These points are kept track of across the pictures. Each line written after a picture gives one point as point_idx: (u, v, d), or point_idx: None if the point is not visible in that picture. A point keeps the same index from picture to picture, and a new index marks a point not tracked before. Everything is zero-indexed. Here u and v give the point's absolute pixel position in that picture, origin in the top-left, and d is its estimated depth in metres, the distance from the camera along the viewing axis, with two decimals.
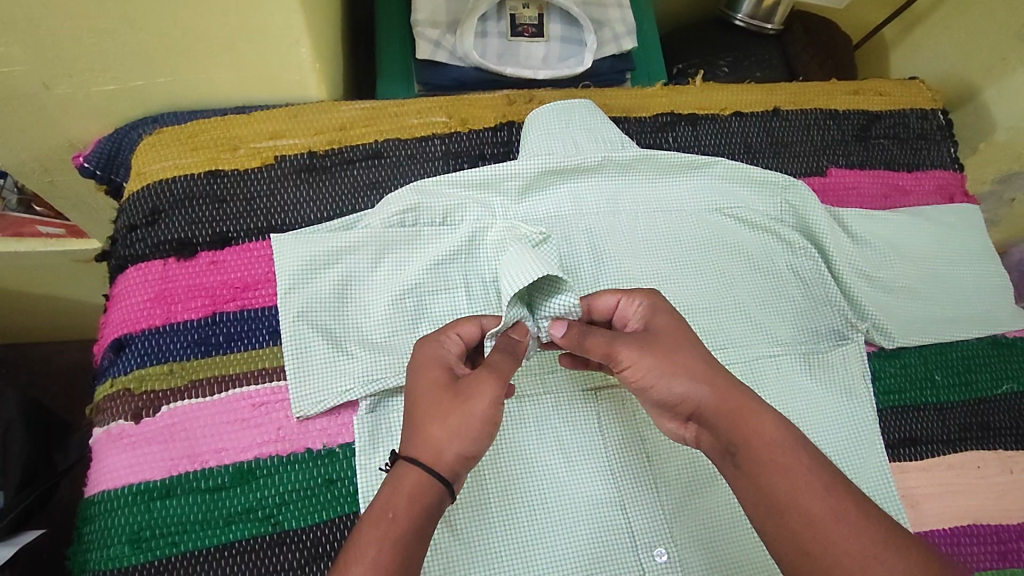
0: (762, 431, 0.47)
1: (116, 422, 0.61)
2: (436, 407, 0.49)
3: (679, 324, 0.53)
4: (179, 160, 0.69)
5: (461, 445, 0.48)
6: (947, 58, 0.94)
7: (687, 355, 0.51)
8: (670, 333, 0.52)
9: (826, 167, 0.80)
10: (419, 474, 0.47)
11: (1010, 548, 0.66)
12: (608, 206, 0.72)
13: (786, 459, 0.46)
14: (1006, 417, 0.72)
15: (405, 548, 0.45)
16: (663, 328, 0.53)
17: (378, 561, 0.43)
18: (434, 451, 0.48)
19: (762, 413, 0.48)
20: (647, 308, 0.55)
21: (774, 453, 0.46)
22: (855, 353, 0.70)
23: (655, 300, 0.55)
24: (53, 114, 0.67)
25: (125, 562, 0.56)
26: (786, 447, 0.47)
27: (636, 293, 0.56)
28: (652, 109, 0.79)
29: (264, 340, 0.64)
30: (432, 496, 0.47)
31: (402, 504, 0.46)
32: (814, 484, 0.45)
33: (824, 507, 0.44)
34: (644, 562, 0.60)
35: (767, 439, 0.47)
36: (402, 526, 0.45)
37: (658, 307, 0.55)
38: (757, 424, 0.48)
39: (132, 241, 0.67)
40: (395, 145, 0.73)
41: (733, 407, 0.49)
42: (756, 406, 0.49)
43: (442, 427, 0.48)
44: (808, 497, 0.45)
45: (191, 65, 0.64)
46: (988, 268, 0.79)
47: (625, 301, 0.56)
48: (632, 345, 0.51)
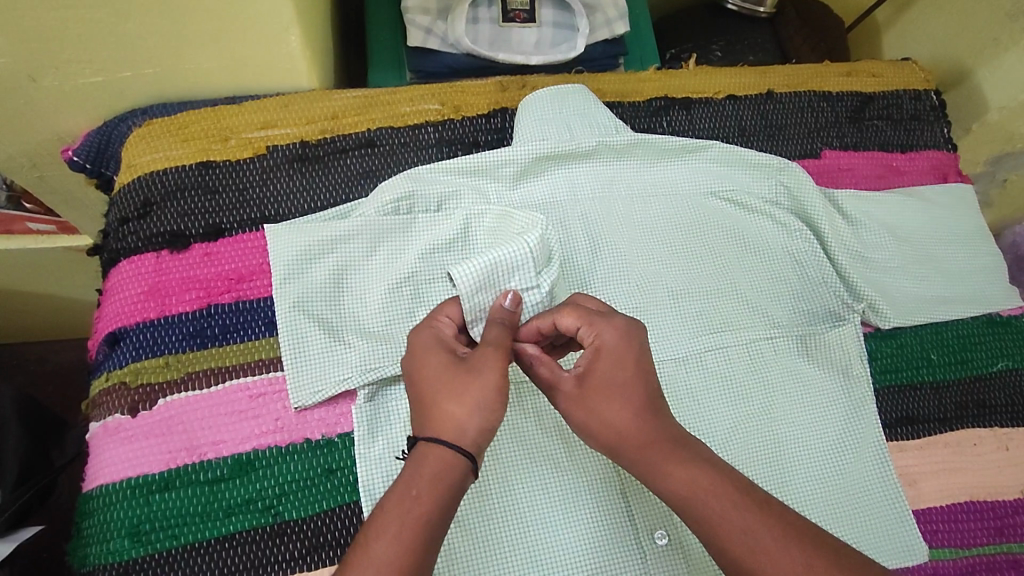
0: (677, 485, 0.48)
1: (112, 416, 0.60)
2: (457, 384, 0.48)
3: (617, 362, 0.50)
4: (170, 151, 0.68)
5: (483, 420, 0.48)
6: (938, 38, 0.94)
7: (610, 402, 0.50)
8: (608, 378, 0.50)
9: (820, 148, 0.80)
10: (443, 452, 0.47)
11: (1006, 523, 0.67)
12: (603, 190, 0.72)
13: (705, 510, 0.47)
14: (1002, 394, 0.72)
15: (427, 525, 0.45)
16: (599, 375, 0.50)
17: (400, 538, 0.44)
18: (459, 429, 0.47)
19: (682, 465, 0.48)
20: (594, 347, 0.51)
21: (695, 504, 0.47)
22: (851, 334, 0.70)
23: (607, 332, 0.51)
24: (40, 107, 0.66)
25: (125, 555, 0.56)
26: (704, 497, 0.47)
27: (593, 326, 0.51)
28: (645, 93, 0.79)
29: (260, 331, 0.64)
30: (457, 473, 0.46)
31: (426, 482, 0.46)
32: (738, 529, 0.46)
33: (752, 549, 0.45)
34: (645, 546, 0.60)
35: (682, 494, 0.48)
36: (427, 503, 0.45)
37: (606, 349, 0.50)
38: (671, 481, 0.48)
39: (124, 234, 0.66)
40: (388, 133, 0.73)
41: (648, 461, 0.49)
42: (671, 456, 0.48)
43: (460, 404, 0.48)
44: (734, 543, 0.46)
45: (180, 55, 0.64)
46: (983, 247, 0.79)
47: (584, 330, 0.51)
48: (568, 397, 0.51)
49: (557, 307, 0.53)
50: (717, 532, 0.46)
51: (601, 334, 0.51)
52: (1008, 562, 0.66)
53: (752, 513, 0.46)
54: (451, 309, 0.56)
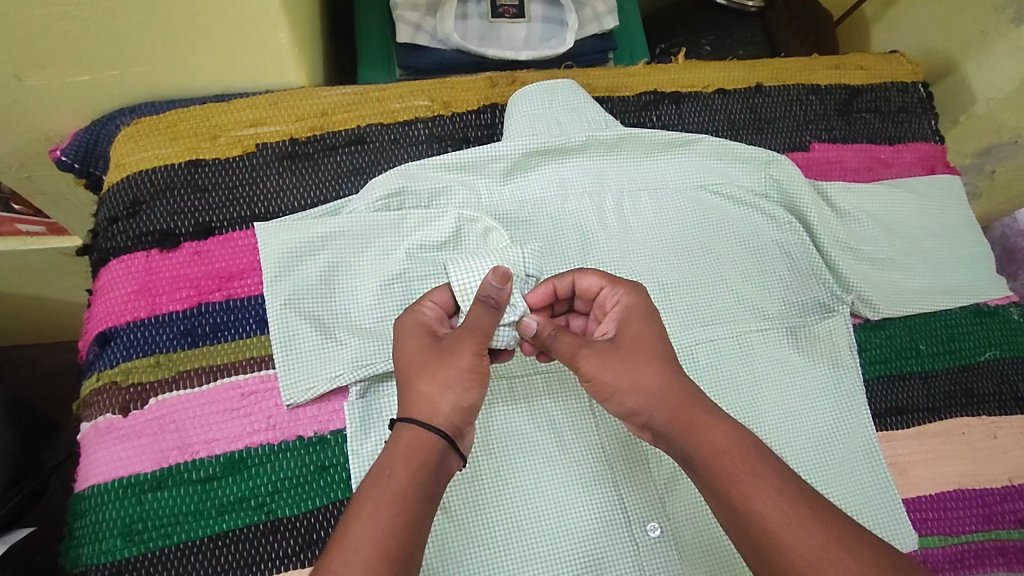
0: (710, 441, 0.49)
1: (104, 416, 0.60)
2: (424, 366, 0.50)
3: (651, 329, 0.54)
4: (158, 150, 0.68)
5: (456, 396, 0.50)
6: (926, 31, 0.95)
7: (646, 362, 0.51)
8: (637, 337, 0.53)
9: (809, 141, 0.81)
10: (414, 430, 0.48)
11: (994, 510, 0.68)
12: (593, 184, 0.72)
13: (733, 466, 0.47)
14: (990, 383, 0.73)
15: (406, 501, 0.45)
16: (633, 333, 0.53)
17: (376, 515, 0.44)
18: (430, 408, 0.49)
19: (715, 424, 0.50)
20: (621, 308, 0.55)
21: (724, 464, 0.48)
22: (841, 325, 0.70)
23: (630, 296, 0.55)
24: (27, 107, 0.65)
25: (118, 555, 0.56)
26: (735, 455, 0.48)
27: (620, 287, 0.56)
28: (635, 88, 0.79)
29: (251, 330, 0.64)
30: (429, 450, 0.48)
31: (398, 461, 0.47)
32: (766, 488, 0.46)
33: (778, 509, 0.45)
34: (638, 538, 0.60)
35: (715, 452, 0.48)
36: (400, 479, 0.46)
37: (633, 309, 0.55)
38: (705, 437, 0.49)
39: (113, 233, 0.66)
40: (378, 129, 0.73)
41: (683, 421, 0.50)
42: (705, 416, 0.50)
43: (433, 382, 0.50)
44: (761, 501, 0.46)
45: (166, 54, 0.63)
46: (970, 238, 0.79)
47: (608, 291, 0.56)
48: (596, 356, 0.52)
49: (578, 271, 0.57)
50: (745, 489, 0.46)
51: (624, 297, 0.55)
52: (996, 549, 0.66)
53: (779, 473, 0.47)
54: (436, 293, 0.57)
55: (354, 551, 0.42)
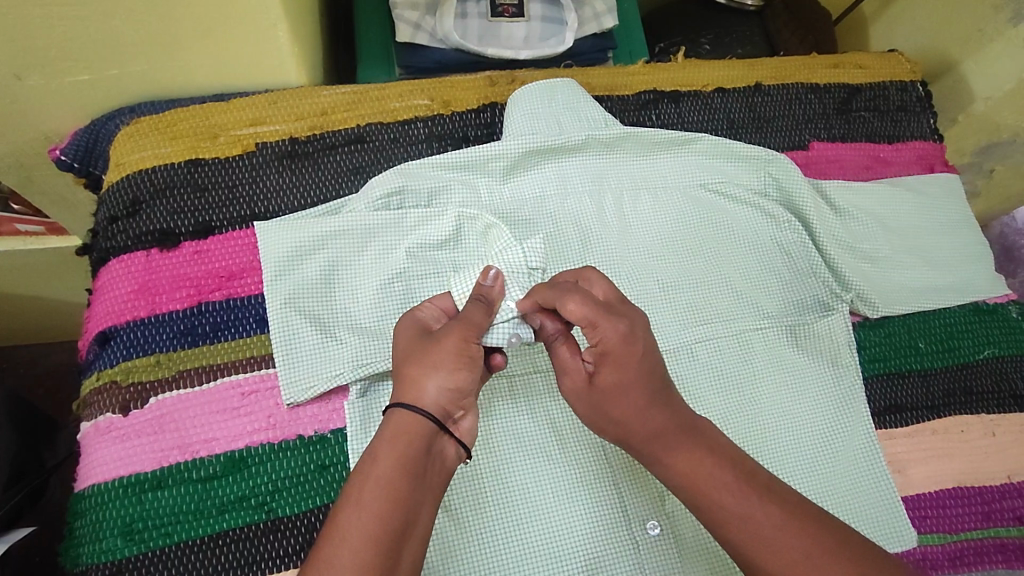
0: (682, 471, 0.49)
1: (103, 416, 0.60)
2: (413, 353, 0.50)
3: (630, 367, 0.49)
4: (158, 149, 0.68)
5: (444, 378, 0.49)
6: (924, 30, 0.95)
7: (620, 400, 0.50)
8: (614, 383, 0.50)
9: (808, 140, 0.81)
10: (401, 416, 0.48)
11: (994, 508, 0.68)
12: (592, 183, 0.72)
13: (706, 493, 0.48)
14: (989, 381, 0.73)
15: (394, 486, 0.45)
16: (609, 378, 0.50)
17: (364, 502, 0.44)
18: (416, 392, 0.49)
19: (688, 453, 0.49)
20: (599, 351, 0.50)
21: (698, 490, 0.49)
22: (840, 323, 0.71)
23: (611, 335, 0.49)
24: (27, 106, 0.65)
25: (118, 554, 0.56)
26: (707, 483, 0.48)
27: (601, 327, 0.49)
28: (634, 87, 0.79)
29: (250, 329, 0.64)
30: (417, 435, 0.47)
31: (386, 447, 0.47)
32: (739, 515, 0.47)
33: (750, 534, 0.46)
34: (638, 537, 0.60)
35: (688, 481, 0.49)
36: (387, 465, 0.46)
37: (612, 351, 0.49)
38: (677, 466, 0.49)
39: (113, 232, 0.66)
40: (377, 128, 0.73)
41: (657, 452, 0.50)
42: (678, 444, 0.49)
43: (419, 367, 0.49)
44: (734, 525, 0.47)
45: (165, 53, 0.63)
46: (969, 236, 0.80)
47: (588, 331, 0.50)
48: (574, 389, 0.53)
49: (561, 296, 0.51)
50: (720, 515, 0.48)
51: (604, 338, 0.49)
52: (994, 546, 0.67)
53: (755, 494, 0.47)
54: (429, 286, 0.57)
55: (342, 539, 0.43)
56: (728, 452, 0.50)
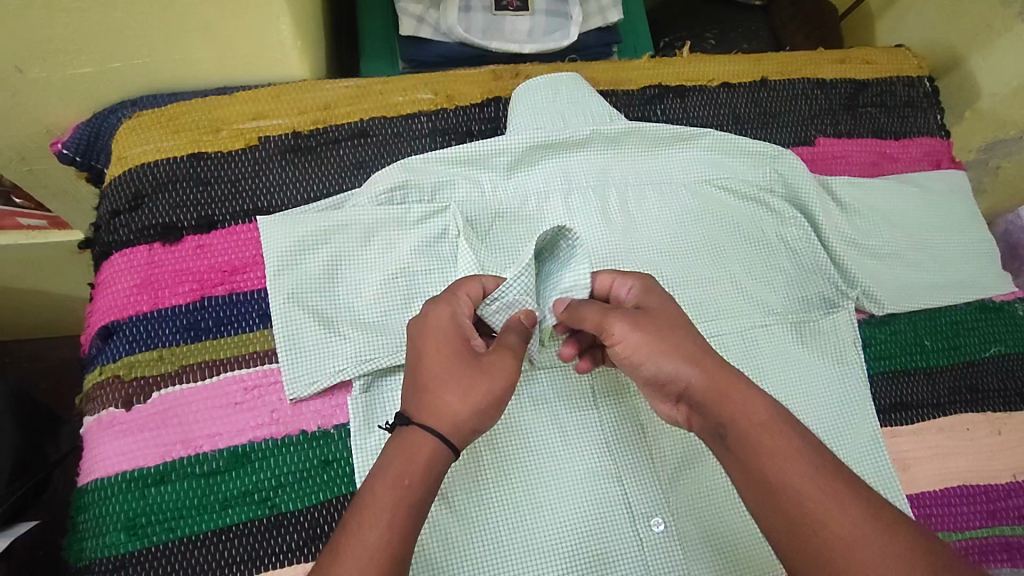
0: (747, 413, 0.48)
1: (106, 410, 0.60)
2: (460, 378, 0.50)
3: (674, 308, 0.54)
4: (161, 143, 0.68)
5: (477, 419, 0.50)
6: (931, 25, 0.94)
7: (677, 337, 0.52)
8: (663, 314, 0.53)
9: (814, 136, 0.80)
10: (435, 443, 0.48)
11: (998, 506, 0.68)
12: (597, 178, 0.72)
13: (765, 437, 0.47)
14: (995, 379, 0.73)
15: (418, 511, 0.46)
16: (655, 307, 0.54)
17: (392, 525, 0.44)
18: (453, 421, 0.49)
19: (749, 396, 0.49)
20: (640, 289, 0.56)
21: (760, 433, 0.47)
22: (845, 320, 0.70)
23: (644, 282, 0.57)
24: (28, 99, 0.65)
25: (121, 549, 0.56)
26: (769, 429, 0.48)
27: (636, 275, 0.57)
28: (640, 81, 0.79)
29: (253, 324, 0.63)
30: (443, 464, 0.48)
31: (417, 470, 0.47)
32: (797, 462, 0.46)
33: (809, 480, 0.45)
34: (642, 533, 0.60)
35: (751, 424, 0.48)
36: (418, 492, 0.46)
37: (651, 291, 0.56)
38: (741, 408, 0.48)
39: (116, 227, 0.65)
40: (381, 123, 0.72)
41: (720, 393, 0.49)
42: (739, 390, 0.49)
43: (464, 400, 0.49)
44: (791, 473, 0.45)
45: (168, 45, 0.63)
46: (976, 234, 0.79)
47: (620, 280, 0.57)
48: (626, 319, 0.52)
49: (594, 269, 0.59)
50: (773, 464, 0.46)
51: (640, 283, 0.57)
52: (1000, 545, 0.66)
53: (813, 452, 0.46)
54: (471, 288, 0.56)
55: (367, 559, 0.43)
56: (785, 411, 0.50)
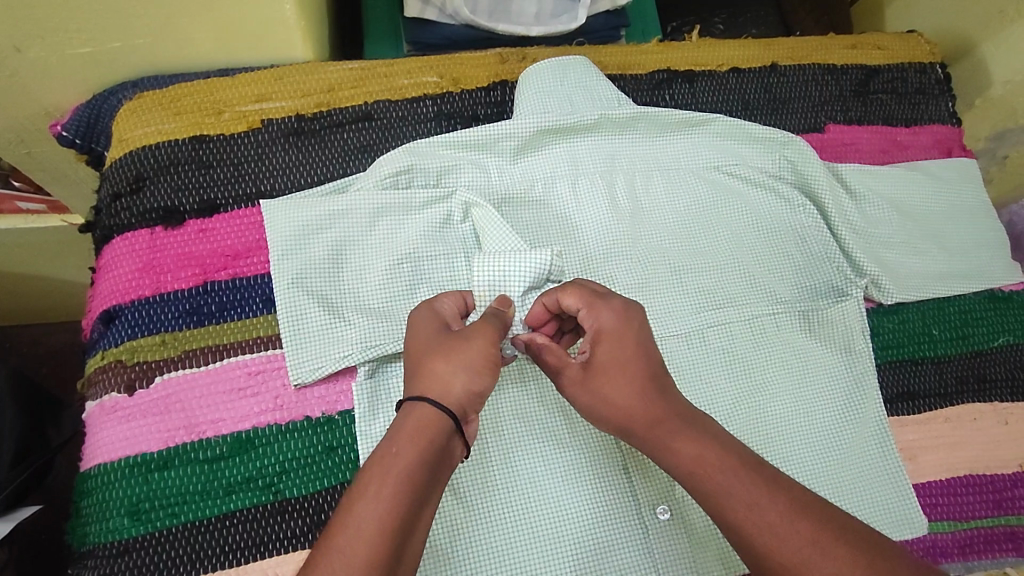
0: (684, 459, 0.47)
1: (109, 395, 0.60)
2: (443, 347, 0.49)
3: (625, 345, 0.50)
4: (162, 125, 0.67)
5: (467, 379, 0.48)
6: (941, 11, 0.92)
7: (619, 381, 0.50)
8: (611, 360, 0.50)
9: (824, 122, 0.79)
10: (427, 412, 0.46)
11: (1004, 496, 0.67)
12: (604, 165, 0.71)
13: (709, 481, 0.46)
14: (1004, 369, 0.72)
15: (414, 480, 0.44)
16: (605, 357, 0.50)
17: (382, 496, 0.42)
18: (444, 388, 0.47)
19: (688, 434, 0.48)
20: (595, 330, 0.52)
21: (700, 477, 0.46)
22: (854, 309, 0.70)
23: (605, 315, 0.52)
24: (28, 80, 0.64)
25: (124, 534, 0.56)
26: (714, 466, 0.46)
27: (596, 310, 0.52)
28: (648, 66, 0.78)
29: (257, 309, 0.63)
30: (441, 431, 0.46)
31: (405, 440, 0.45)
32: (742, 505, 0.45)
33: (756, 522, 0.44)
34: (647, 522, 0.60)
35: (688, 470, 0.47)
36: (408, 461, 0.44)
37: (607, 330, 0.51)
38: (679, 452, 0.47)
39: (117, 210, 0.64)
40: (385, 106, 0.71)
41: (658, 437, 0.48)
42: (678, 430, 0.48)
43: (449, 364, 0.48)
44: (741, 515, 0.44)
45: (168, 24, 0.61)
46: (987, 223, 0.78)
47: (585, 314, 0.52)
48: (573, 380, 0.52)
49: (559, 287, 0.54)
50: (721, 506, 0.45)
51: (601, 317, 0.52)
52: (1005, 535, 0.66)
53: (760, 484, 0.45)
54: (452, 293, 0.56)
55: (359, 532, 0.41)
56: (729, 440, 0.48)
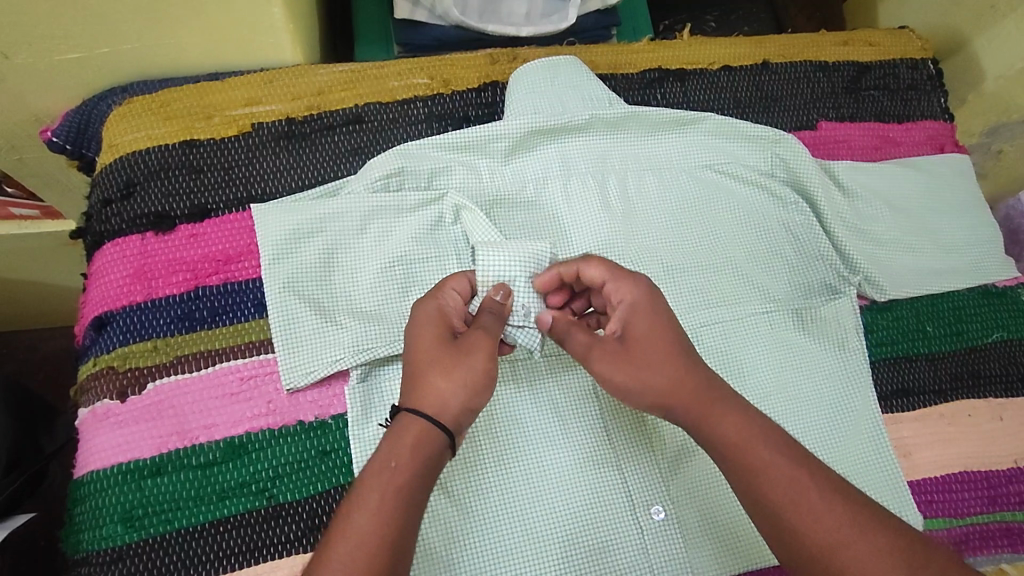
0: (728, 432, 0.48)
1: (101, 402, 0.59)
2: (442, 360, 0.50)
3: (659, 318, 0.53)
4: (151, 130, 0.66)
5: (464, 398, 0.49)
6: (932, 6, 0.92)
7: (660, 356, 0.51)
8: (648, 337, 0.52)
9: (816, 120, 0.79)
10: (424, 425, 0.47)
11: (999, 492, 0.67)
12: (596, 165, 0.70)
13: (751, 454, 0.47)
14: (997, 365, 0.72)
15: (410, 492, 0.45)
16: (641, 330, 0.52)
17: (381, 507, 0.44)
18: (441, 403, 0.49)
19: (731, 410, 0.49)
20: (626, 305, 0.54)
21: (742, 452, 0.48)
22: (847, 306, 0.70)
23: (635, 289, 0.54)
24: (16, 86, 0.64)
25: (117, 541, 0.56)
26: (754, 440, 0.48)
27: (627, 285, 0.54)
28: (639, 65, 0.78)
29: (249, 313, 0.63)
30: (435, 444, 0.47)
31: (404, 453, 0.46)
32: (783, 478, 0.46)
33: (797, 497, 0.45)
34: (642, 522, 0.60)
35: (732, 442, 0.48)
36: (405, 473, 0.45)
37: (640, 305, 0.53)
38: (723, 424, 0.49)
39: (107, 216, 0.64)
40: (375, 108, 0.71)
41: (700, 410, 0.50)
42: (721, 404, 0.50)
43: (448, 379, 0.49)
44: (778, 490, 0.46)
45: (155, 29, 0.61)
46: (980, 218, 0.78)
47: (611, 289, 0.54)
48: (607, 357, 0.52)
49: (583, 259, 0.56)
50: (762, 480, 0.46)
51: (627, 292, 0.54)
52: (1000, 531, 0.67)
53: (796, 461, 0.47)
54: (459, 282, 0.56)
55: (359, 540, 0.42)
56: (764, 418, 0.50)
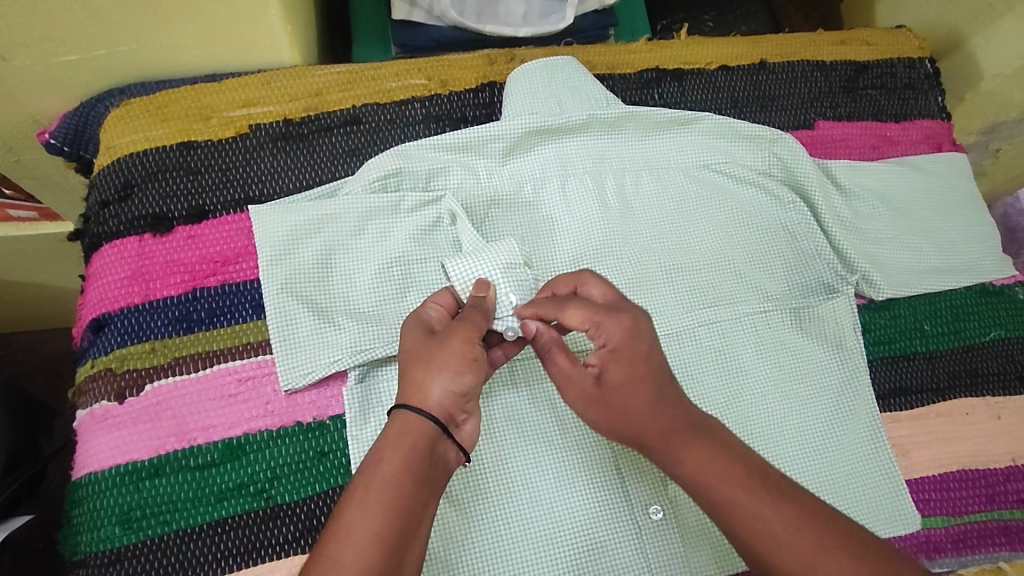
0: (695, 466, 0.49)
1: (99, 403, 0.59)
2: (419, 353, 0.49)
3: (635, 353, 0.51)
4: (150, 131, 0.66)
5: (446, 381, 0.48)
6: (930, 5, 0.92)
7: (629, 395, 0.51)
8: (622, 380, 0.51)
9: (814, 119, 0.79)
10: (406, 418, 0.47)
11: (998, 490, 0.68)
12: (594, 165, 0.70)
13: (719, 488, 0.48)
14: (995, 363, 0.72)
15: (401, 486, 0.45)
16: (615, 375, 0.51)
17: (371, 503, 0.44)
18: (421, 393, 0.48)
19: (699, 446, 0.50)
20: (607, 349, 0.51)
21: (710, 485, 0.49)
22: (844, 305, 0.70)
23: (617, 334, 0.51)
24: (14, 88, 0.64)
25: (116, 542, 0.56)
26: (717, 473, 0.49)
27: (607, 327, 0.51)
28: (637, 65, 0.78)
29: (247, 314, 0.63)
30: (421, 435, 0.47)
31: (390, 448, 0.46)
32: (751, 509, 0.47)
33: (766, 528, 0.47)
34: (640, 522, 0.60)
35: (696, 477, 0.50)
36: (393, 467, 0.45)
37: (618, 349, 0.51)
38: (689, 459, 0.50)
39: (105, 217, 0.64)
40: (373, 109, 0.71)
41: (668, 446, 0.51)
42: (688, 439, 0.50)
43: (426, 368, 0.48)
44: (749, 520, 0.47)
45: (152, 30, 0.61)
46: (978, 217, 0.78)
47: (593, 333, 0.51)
48: (581, 392, 0.53)
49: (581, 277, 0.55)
50: (728, 513, 0.48)
51: (609, 333, 0.51)
52: (998, 529, 0.67)
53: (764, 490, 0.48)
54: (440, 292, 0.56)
55: (352, 539, 0.42)
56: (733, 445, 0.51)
